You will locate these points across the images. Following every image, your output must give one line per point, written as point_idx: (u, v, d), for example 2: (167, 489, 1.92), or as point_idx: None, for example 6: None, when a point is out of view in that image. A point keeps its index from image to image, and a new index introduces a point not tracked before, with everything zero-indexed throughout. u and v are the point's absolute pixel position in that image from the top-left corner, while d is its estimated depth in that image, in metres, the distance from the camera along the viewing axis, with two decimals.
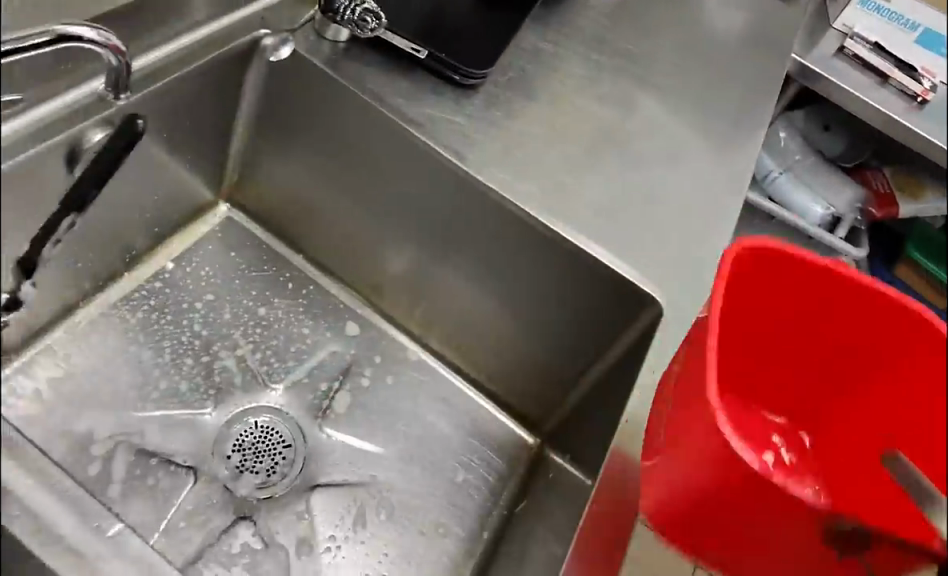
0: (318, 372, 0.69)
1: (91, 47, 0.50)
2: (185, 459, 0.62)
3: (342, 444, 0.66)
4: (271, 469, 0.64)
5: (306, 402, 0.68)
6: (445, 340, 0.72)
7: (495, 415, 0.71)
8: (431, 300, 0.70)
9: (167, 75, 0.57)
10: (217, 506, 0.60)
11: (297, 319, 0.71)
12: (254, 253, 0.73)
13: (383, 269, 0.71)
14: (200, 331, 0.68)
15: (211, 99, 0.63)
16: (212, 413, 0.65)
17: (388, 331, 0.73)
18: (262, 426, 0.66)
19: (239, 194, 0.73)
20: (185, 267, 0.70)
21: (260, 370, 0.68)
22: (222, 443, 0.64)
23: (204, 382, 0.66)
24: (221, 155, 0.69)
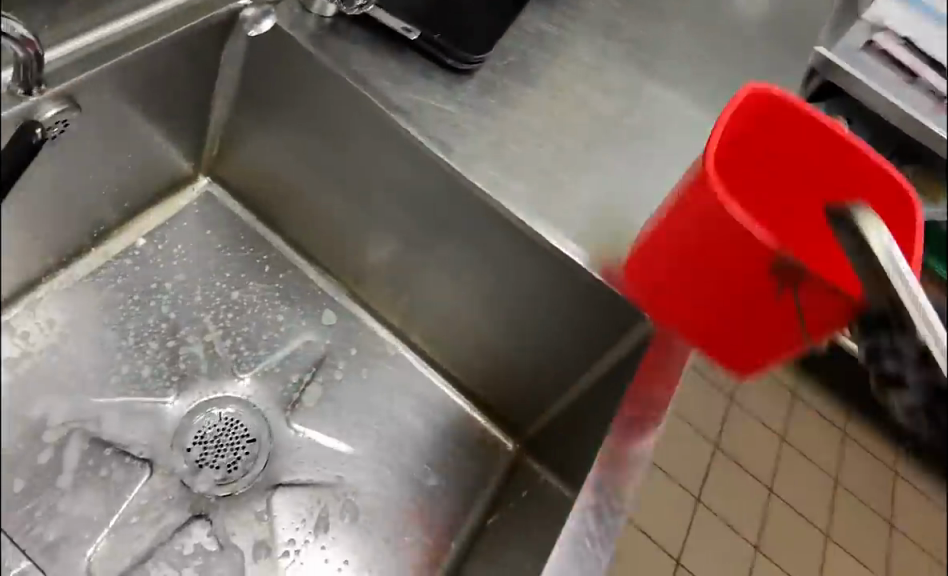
0: (290, 363, 0.67)
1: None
2: (142, 450, 0.60)
3: (309, 441, 0.65)
4: (233, 465, 0.63)
5: (276, 394, 0.66)
6: (425, 336, 0.69)
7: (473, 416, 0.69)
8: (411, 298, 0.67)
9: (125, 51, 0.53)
10: (173, 502, 0.59)
11: (272, 306, 0.69)
12: (231, 235, 0.70)
13: (365, 258, 0.68)
14: (168, 314, 0.65)
15: (186, 71, 0.59)
16: (175, 401, 0.63)
17: (367, 322, 0.71)
18: (227, 417, 0.64)
19: (220, 168, 0.69)
20: (157, 244, 0.67)
21: (228, 358, 0.66)
22: (183, 435, 0.62)
23: (168, 368, 0.64)
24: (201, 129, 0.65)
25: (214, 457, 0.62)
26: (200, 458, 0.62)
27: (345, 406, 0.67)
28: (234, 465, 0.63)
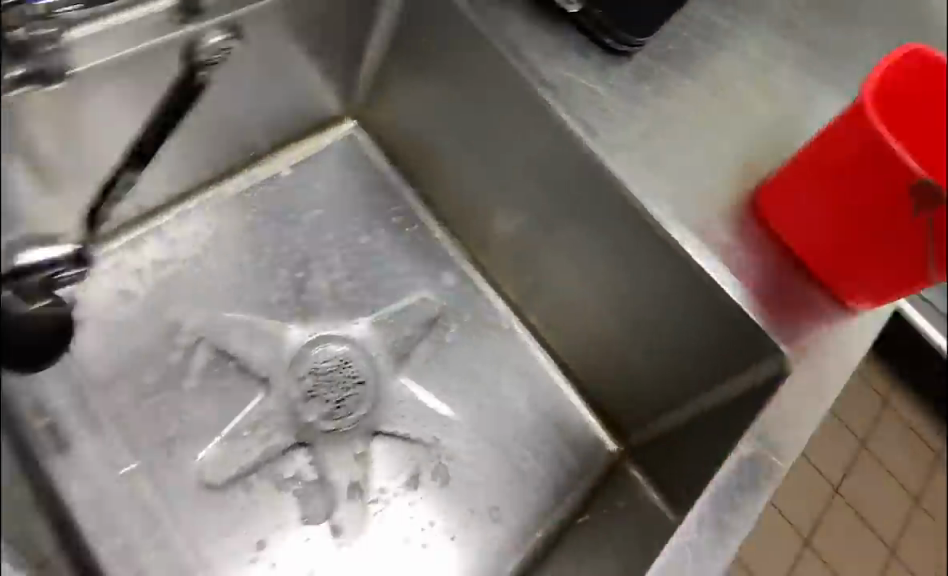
0: (406, 316, 0.68)
1: None
2: (261, 370, 0.63)
3: (411, 396, 0.66)
4: (340, 402, 0.65)
5: (389, 343, 0.67)
6: (542, 318, 0.68)
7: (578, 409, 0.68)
8: (534, 278, 0.66)
9: None
10: (282, 425, 0.62)
11: (397, 258, 0.70)
12: (370, 179, 0.72)
13: (494, 229, 0.68)
14: (301, 245, 0.68)
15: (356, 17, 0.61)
16: (298, 329, 0.66)
17: (486, 292, 0.71)
18: (337, 355, 0.66)
19: (367, 115, 0.71)
20: (303, 179, 0.70)
21: (349, 300, 0.68)
22: (299, 364, 0.65)
23: (293, 297, 0.66)
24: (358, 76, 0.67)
25: (323, 390, 0.64)
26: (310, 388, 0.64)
27: (440, 368, 0.67)
28: (339, 401, 0.65)
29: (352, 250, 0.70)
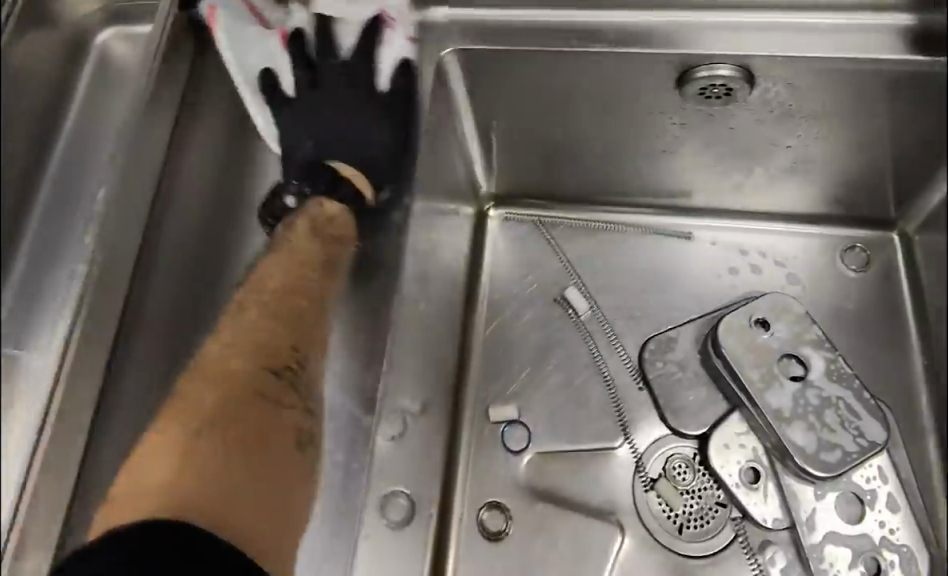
0: (703, 399, 0.70)
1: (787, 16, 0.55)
2: (607, 502, 0.67)
3: (743, 495, 0.65)
4: (705, 516, 0.65)
5: (708, 439, 0.67)
6: (831, 364, 0.68)
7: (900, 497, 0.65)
8: (824, 327, 0.74)
9: (704, 31, 0.60)
10: (674, 533, 0.65)
11: (674, 338, 0.73)
12: (558, 247, 0.80)
13: (757, 301, 0.70)
14: (583, 309, 0.76)
15: (749, 92, 0.62)
16: (621, 445, 0.69)
17: (809, 359, 0.68)
18: (670, 466, 0.68)
19: (673, 181, 0.76)
20: (571, 266, 0.79)
21: (650, 385, 0.71)
22: (637, 472, 0.68)
23: (613, 408, 0.71)
24: (711, 123, 0.66)
25: (689, 519, 0.65)
26: (666, 513, 0.66)
27: (773, 453, 0.66)
28: (705, 520, 0.65)
29: (611, 337, 0.75)
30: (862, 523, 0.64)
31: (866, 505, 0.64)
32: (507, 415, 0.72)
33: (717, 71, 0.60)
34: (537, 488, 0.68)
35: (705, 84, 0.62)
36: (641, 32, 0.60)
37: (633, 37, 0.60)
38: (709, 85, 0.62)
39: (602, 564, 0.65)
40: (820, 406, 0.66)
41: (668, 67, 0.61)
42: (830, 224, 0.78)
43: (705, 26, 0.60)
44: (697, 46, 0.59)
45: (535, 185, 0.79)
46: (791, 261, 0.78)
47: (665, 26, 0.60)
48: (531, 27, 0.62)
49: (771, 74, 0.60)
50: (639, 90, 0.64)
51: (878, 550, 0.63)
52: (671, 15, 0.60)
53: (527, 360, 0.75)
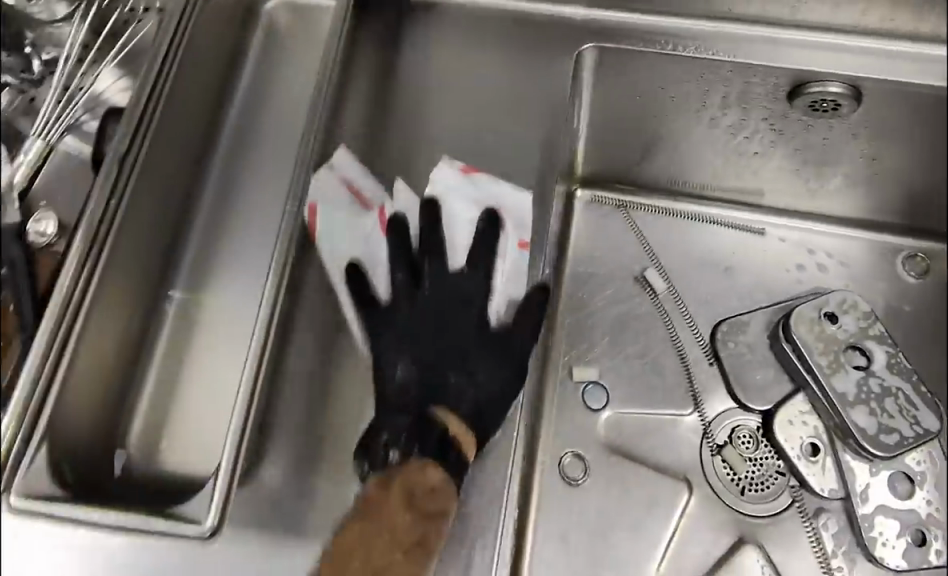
0: (769, 379, 0.78)
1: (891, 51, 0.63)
2: (678, 463, 0.74)
3: (803, 466, 0.74)
4: (766, 482, 0.74)
5: (774, 415, 0.76)
6: (892, 357, 0.76)
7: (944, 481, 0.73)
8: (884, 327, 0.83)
9: (818, 49, 0.67)
10: (738, 495, 0.73)
11: (747, 323, 0.81)
12: (640, 231, 0.86)
13: (828, 296, 0.79)
14: (661, 287, 0.83)
15: (850, 109, 0.69)
16: (691, 414, 0.77)
17: (872, 351, 0.77)
18: (737, 436, 0.76)
19: (757, 181, 0.83)
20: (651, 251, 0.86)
21: (722, 362, 0.79)
22: (706, 438, 0.76)
23: (686, 381, 0.78)
24: (807, 133, 0.73)
25: (751, 483, 0.74)
26: (730, 475, 0.74)
27: (832, 432, 0.75)
28: (766, 486, 0.73)
29: (686, 318, 0.82)
30: (911, 499, 0.72)
31: (916, 485, 0.72)
32: (588, 376, 0.78)
33: (828, 88, 0.67)
34: (613, 446, 0.75)
35: (816, 98, 0.69)
36: (762, 45, 0.67)
37: (751, 48, 0.67)
38: (819, 99, 0.69)
39: (671, 516, 0.72)
40: (881, 394, 0.74)
41: (783, 80, 0.68)
42: (894, 234, 0.86)
43: (819, 45, 0.67)
44: (800, 62, 0.66)
45: (623, 172, 0.85)
46: (855, 263, 0.86)
47: (783, 42, 0.67)
48: (663, 32, 0.68)
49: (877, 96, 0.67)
50: (749, 96, 0.71)
51: (920, 523, 0.71)
52: (785, 33, 0.67)
53: (608, 330, 0.80)
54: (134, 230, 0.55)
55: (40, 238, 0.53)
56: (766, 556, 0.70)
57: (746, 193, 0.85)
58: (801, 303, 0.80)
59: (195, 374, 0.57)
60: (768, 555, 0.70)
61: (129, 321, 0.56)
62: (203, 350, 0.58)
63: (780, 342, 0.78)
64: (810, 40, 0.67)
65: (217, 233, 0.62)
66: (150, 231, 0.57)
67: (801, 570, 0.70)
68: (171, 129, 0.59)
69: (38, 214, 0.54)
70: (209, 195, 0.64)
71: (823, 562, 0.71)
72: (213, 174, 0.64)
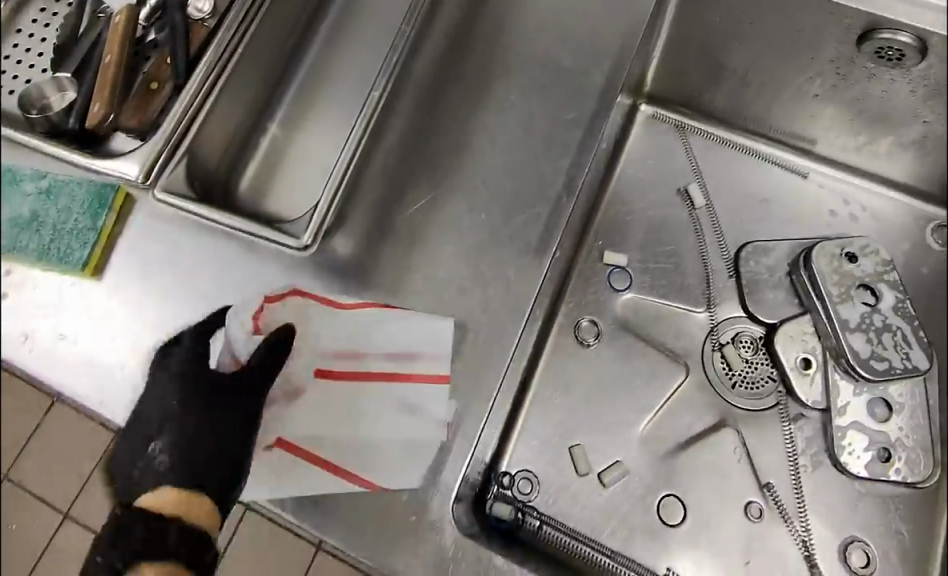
0: (782, 301, 0.86)
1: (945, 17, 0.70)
2: (681, 352, 0.84)
3: (794, 377, 0.82)
4: (756, 384, 0.83)
5: (784, 332, 0.84)
6: (898, 303, 0.84)
7: (917, 414, 0.81)
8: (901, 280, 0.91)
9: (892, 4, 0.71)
10: (726, 389, 0.83)
11: (770, 248, 0.89)
12: (691, 150, 0.94)
13: (851, 240, 0.87)
14: (700, 200, 0.91)
15: (914, 62, 0.75)
16: (702, 313, 0.86)
17: (882, 293, 0.85)
18: (739, 340, 0.85)
19: (810, 123, 0.89)
20: (698, 171, 0.93)
21: (743, 278, 0.87)
22: (713, 336, 0.85)
23: (704, 289, 0.87)
24: (871, 78, 0.80)
25: (743, 380, 0.83)
26: (725, 370, 0.83)
27: (827, 352, 0.83)
28: (756, 387, 0.83)
29: (716, 232, 0.90)
30: (886, 424, 0.81)
31: (893, 411, 0.81)
32: (616, 261, 0.87)
33: (897, 37, 0.73)
34: (628, 326, 0.84)
35: (883, 44, 0.75)
36: None
37: None
38: (886, 46, 0.75)
39: (665, 390, 0.82)
40: (881, 328, 0.83)
41: (857, 23, 0.74)
42: (926, 201, 0.93)
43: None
44: (883, 10, 0.72)
45: (689, 95, 0.92)
46: (886, 219, 0.93)
47: None
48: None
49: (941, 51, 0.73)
50: (821, 37, 0.77)
51: (883, 441, 0.80)
52: None
53: (642, 232, 0.89)
54: (271, 27, 0.66)
55: (197, 13, 0.63)
56: (741, 440, 0.81)
57: (798, 137, 0.92)
58: (827, 240, 0.88)
59: (302, 158, 0.69)
60: (743, 441, 0.81)
61: (251, 101, 0.67)
62: (310, 138, 0.69)
63: (799, 270, 0.86)
64: None
65: (336, 47, 0.72)
66: (285, 30, 0.68)
67: (770, 460, 0.80)
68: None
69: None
70: (332, 17, 0.73)
71: (792, 458, 0.80)
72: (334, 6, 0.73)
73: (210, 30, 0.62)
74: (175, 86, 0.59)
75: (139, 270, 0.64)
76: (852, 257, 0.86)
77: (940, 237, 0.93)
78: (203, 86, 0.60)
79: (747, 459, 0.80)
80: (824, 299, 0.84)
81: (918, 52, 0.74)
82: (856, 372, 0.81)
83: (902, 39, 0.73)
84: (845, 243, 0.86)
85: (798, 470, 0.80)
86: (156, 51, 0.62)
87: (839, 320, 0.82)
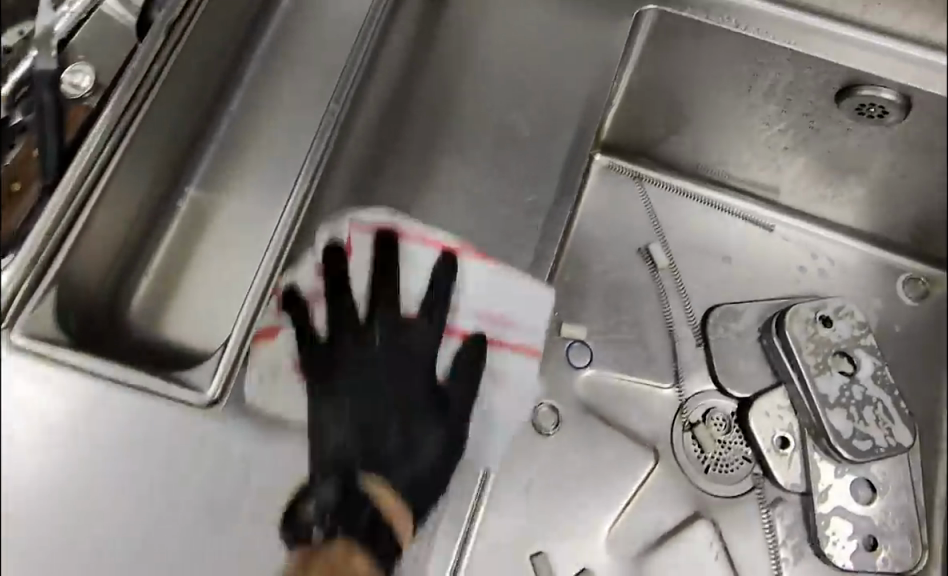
0: (755, 372, 0.79)
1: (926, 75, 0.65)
2: (649, 436, 0.76)
3: (771, 458, 0.76)
4: (731, 467, 0.76)
5: (759, 406, 0.77)
6: (877, 371, 0.78)
7: (903, 495, 0.75)
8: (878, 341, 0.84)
9: (868, 56, 0.66)
10: (700, 474, 0.75)
11: (739, 313, 0.82)
12: (651, 205, 0.86)
13: (826, 302, 0.80)
14: (662, 260, 0.83)
15: (895, 118, 0.70)
16: (669, 389, 0.78)
17: (859, 360, 0.78)
18: (711, 417, 0.78)
19: (776, 176, 0.83)
20: (659, 227, 0.85)
21: (711, 347, 0.80)
22: (681, 415, 0.77)
23: (671, 362, 0.79)
24: (848, 133, 0.73)
25: (716, 463, 0.76)
26: (697, 454, 0.76)
27: (805, 429, 0.76)
28: (731, 469, 0.76)
29: (681, 296, 0.82)
30: (870, 506, 0.75)
31: (877, 492, 0.75)
32: (575, 334, 0.78)
33: (880, 93, 0.67)
34: (590, 407, 0.76)
35: (864, 101, 0.69)
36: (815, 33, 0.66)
37: (808, 38, 0.66)
38: (868, 103, 0.69)
39: (634, 480, 0.74)
40: (862, 401, 0.76)
41: (837, 78, 0.67)
42: (896, 253, 0.88)
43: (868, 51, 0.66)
44: (842, 59, 0.66)
45: (647, 146, 0.84)
46: (857, 274, 0.87)
47: (840, 38, 0.66)
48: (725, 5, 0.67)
49: (928, 106, 0.68)
50: (797, 91, 0.70)
51: (868, 526, 0.74)
52: (844, 31, 0.66)
53: (601, 298, 0.80)
54: (166, 105, 0.57)
55: (74, 90, 0.55)
56: (718, 532, 0.73)
57: (762, 188, 0.85)
58: (799, 302, 0.81)
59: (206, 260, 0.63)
60: (720, 533, 0.73)
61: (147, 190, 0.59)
62: (212, 247, 0.64)
63: (770, 336, 0.80)
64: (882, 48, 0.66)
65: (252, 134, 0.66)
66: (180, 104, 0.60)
67: (749, 552, 0.73)
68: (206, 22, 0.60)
69: (73, 65, 0.56)
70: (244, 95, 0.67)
71: (772, 549, 0.74)
72: (245, 81, 0.67)
73: (92, 110, 0.53)
74: (44, 185, 0.51)
75: (1, 381, 0.49)
76: (827, 321, 0.79)
77: (914, 291, 0.87)
78: (81, 185, 0.51)
79: (724, 554, 0.73)
80: (799, 371, 0.77)
81: (901, 108, 0.68)
82: (839, 452, 0.74)
83: (888, 95, 0.67)
84: (818, 305, 0.80)
85: (779, 562, 0.73)
86: (22, 137, 0.52)
87: (818, 395, 0.76)
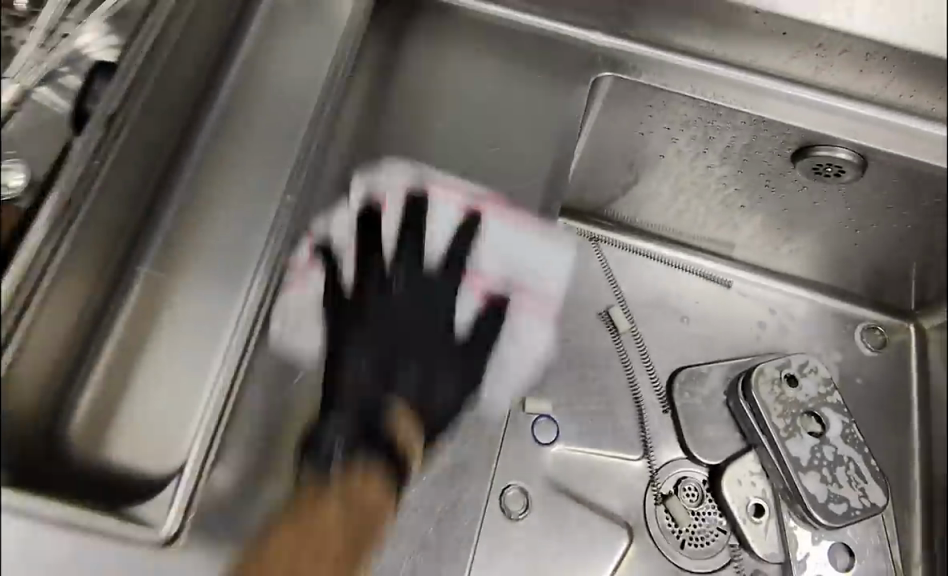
0: (723, 436, 0.77)
1: (875, 136, 0.67)
2: (623, 513, 0.72)
3: (748, 529, 0.73)
4: (707, 540, 0.73)
5: (732, 474, 0.75)
6: (845, 428, 0.76)
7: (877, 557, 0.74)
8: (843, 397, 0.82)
9: (822, 117, 0.67)
10: (676, 550, 0.72)
11: (704, 375, 0.80)
12: (608, 266, 0.83)
13: (787, 360, 0.78)
14: (626, 323, 0.81)
15: (850, 176, 0.70)
16: (639, 461, 0.75)
17: (828, 417, 0.76)
18: (683, 487, 0.75)
19: (733, 232, 0.82)
20: (618, 289, 0.82)
21: (678, 413, 0.77)
22: (653, 487, 0.74)
23: (640, 431, 0.76)
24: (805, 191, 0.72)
25: (692, 537, 0.73)
26: (672, 527, 0.73)
27: (778, 494, 0.74)
28: (706, 542, 0.73)
29: (645, 360, 0.80)
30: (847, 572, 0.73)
31: (853, 557, 0.73)
32: (542, 408, 0.73)
33: (836, 153, 0.68)
34: (560, 485, 0.71)
35: (821, 162, 0.69)
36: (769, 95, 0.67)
37: (764, 101, 0.67)
38: (824, 163, 0.69)
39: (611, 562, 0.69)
40: (834, 462, 0.74)
41: (794, 136, 0.67)
42: (850, 303, 0.88)
43: (822, 113, 0.67)
44: (774, 113, 0.67)
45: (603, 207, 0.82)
46: (816, 325, 0.86)
47: (793, 99, 0.68)
48: (675, 70, 0.68)
49: (880, 164, 0.68)
50: (752, 150, 0.70)
51: None
52: (797, 93, 0.68)
53: (564, 368, 0.77)
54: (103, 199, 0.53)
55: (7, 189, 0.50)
56: None
57: (718, 244, 0.84)
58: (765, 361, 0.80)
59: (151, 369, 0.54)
60: None
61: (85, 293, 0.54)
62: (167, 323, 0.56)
63: (737, 397, 0.77)
64: (832, 108, 0.68)
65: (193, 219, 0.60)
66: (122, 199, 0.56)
67: None
68: (156, 117, 0.56)
69: (6, 162, 0.51)
70: None
71: None
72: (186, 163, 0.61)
73: (23, 212, 0.50)
74: None
75: None
76: (792, 377, 0.77)
77: (873, 341, 0.86)
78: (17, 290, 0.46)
79: None
80: (769, 433, 0.75)
81: (853, 166, 0.69)
82: (816, 518, 0.72)
83: (842, 155, 0.68)
84: (782, 363, 0.78)
85: None
86: None
87: (790, 459, 0.74)
